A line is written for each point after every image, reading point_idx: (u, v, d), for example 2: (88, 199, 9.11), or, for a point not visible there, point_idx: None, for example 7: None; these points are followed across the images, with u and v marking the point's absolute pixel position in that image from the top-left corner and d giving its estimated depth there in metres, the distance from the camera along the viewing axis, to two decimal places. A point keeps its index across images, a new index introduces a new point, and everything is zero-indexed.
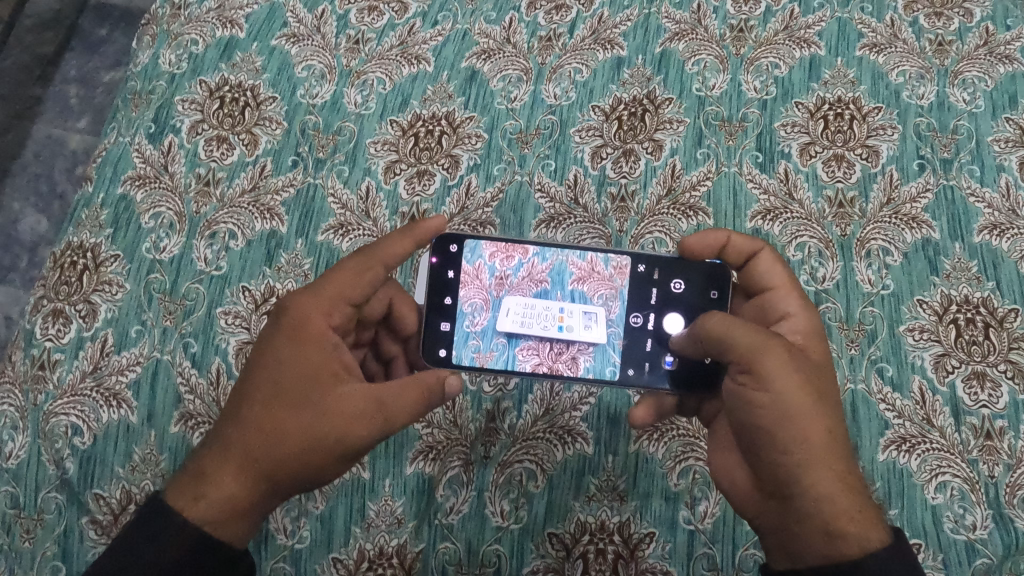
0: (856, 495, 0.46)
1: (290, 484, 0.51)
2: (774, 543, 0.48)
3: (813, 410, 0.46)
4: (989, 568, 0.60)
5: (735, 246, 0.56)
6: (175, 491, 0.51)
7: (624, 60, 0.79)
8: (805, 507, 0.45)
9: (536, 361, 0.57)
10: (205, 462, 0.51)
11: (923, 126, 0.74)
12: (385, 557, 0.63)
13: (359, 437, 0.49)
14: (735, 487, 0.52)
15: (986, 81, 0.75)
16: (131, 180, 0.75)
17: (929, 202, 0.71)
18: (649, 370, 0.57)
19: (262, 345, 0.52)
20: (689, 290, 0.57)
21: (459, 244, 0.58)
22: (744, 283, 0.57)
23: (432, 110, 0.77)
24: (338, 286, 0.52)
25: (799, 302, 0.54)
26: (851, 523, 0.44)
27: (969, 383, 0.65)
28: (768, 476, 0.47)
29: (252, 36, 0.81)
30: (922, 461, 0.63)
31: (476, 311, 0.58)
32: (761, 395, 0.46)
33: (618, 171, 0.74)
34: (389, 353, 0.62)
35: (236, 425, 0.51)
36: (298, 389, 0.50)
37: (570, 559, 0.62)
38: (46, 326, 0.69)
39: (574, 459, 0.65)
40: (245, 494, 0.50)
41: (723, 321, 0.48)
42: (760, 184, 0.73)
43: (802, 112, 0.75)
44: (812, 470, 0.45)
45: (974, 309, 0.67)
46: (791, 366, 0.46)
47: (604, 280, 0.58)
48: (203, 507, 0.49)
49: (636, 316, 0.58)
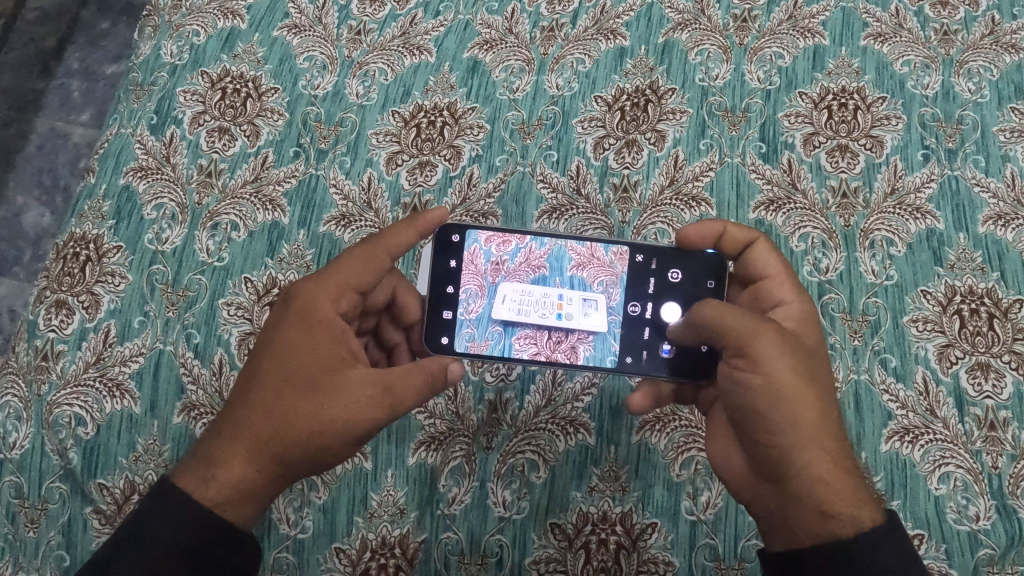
0: (850, 477, 0.45)
1: (300, 467, 0.50)
2: (770, 526, 0.48)
3: (804, 391, 0.46)
4: (992, 559, 0.60)
5: (731, 236, 0.56)
6: (182, 475, 0.49)
7: (626, 51, 0.79)
8: (798, 488, 0.45)
9: (534, 349, 0.57)
10: (213, 446, 0.50)
11: (928, 116, 0.73)
12: (387, 547, 0.63)
13: (367, 420, 0.49)
14: (734, 472, 0.51)
15: (991, 70, 0.74)
16: (134, 172, 0.75)
17: (934, 192, 0.71)
18: (648, 357, 0.57)
19: (269, 329, 0.52)
20: (687, 279, 0.57)
21: (462, 234, 0.57)
22: (739, 272, 0.57)
23: (434, 101, 0.77)
24: (347, 273, 0.52)
25: (794, 290, 0.54)
26: (844, 504, 0.44)
27: (973, 374, 0.65)
28: (762, 458, 0.47)
29: (254, 27, 0.81)
30: (925, 452, 0.63)
31: (471, 298, 0.57)
32: (753, 377, 0.46)
33: (620, 162, 0.74)
34: (391, 342, 0.62)
35: (247, 408, 0.50)
36: (308, 372, 0.50)
37: (572, 549, 0.62)
38: (49, 317, 0.69)
39: (576, 449, 0.65)
40: (256, 476, 0.49)
41: (716, 306, 0.49)
42: (763, 174, 0.73)
43: (806, 102, 0.75)
44: (804, 450, 0.45)
45: (978, 300, 0.67)
46: (782, 348, 0.46)
47: (604, 267, 0.58)
48: (213, 489, 0.48)
49: (634, 304, 0.57)
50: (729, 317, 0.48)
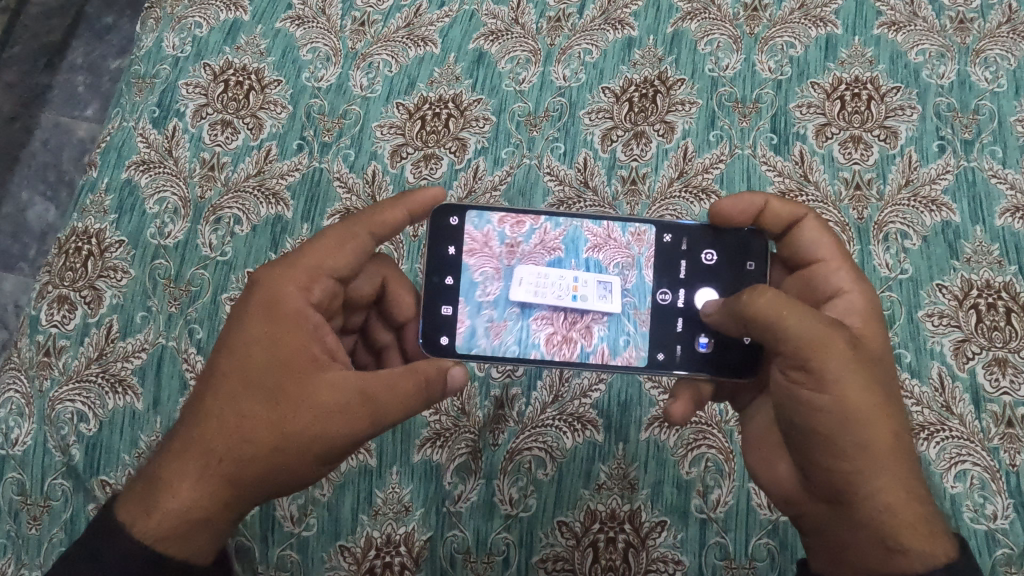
0: (921, 506, 0.44)
1: (260, 489, 0.48)
2: (820, 545, 0.48)
3: (875, 412, 0.44)
4: (1011, 559, 0.59)
5: (773, 211, 0.53)
6: (124, 506, 0.47)
7: (635, 41, 0.77)
8: (863, 516, 0.44)
9: (550, 330, 0.55)
10: (159, 470, 0.47)
11: (943, 106, 0.72)
12: (392, 545, 0.62)
13: (342, 431, 0.48)
14: (782, 485, 0.50)
15: (1009, 59, 0.73)
16: (136, 165, 0.74)
17: (950, 184, 0.69)
18: (682, 352, 0.55)
19: (228, 330, 0.49)
20: (721, 262, 0.56)
21: (460, 217, 0.56)
22: (785, 253, 0.55)
23: (439, 93, 0.76)
24: (319, 257, 0.51)
25: (851, 276, 0.52)
26: (916, 537, 0.43)
27: (990, 369, 0.63)
28: (821, 479, 0.46)
29: (257, 18, 0.80)
30: (941, 449, 0.61)
31: (488, 280, 0.56)
32: (818, 395, 0.44)
33: (629, 154, 0.73)
34: (380, 343, 0.61)
35: (199, 423, 0.47)
36: (271, 378, 0.48)
37: (580, 548, 0.61)
38: (51, 312, 0.68)
39: (583, 446, 0.64)
40: (207, 499, 0.46)
41: (777, 301, 0.44)
42: (774, 166, 0.71)
43: (819, 92, 0.73)
44: (875, 477, 0.44)
45: (996, 294, 0.65)
46: (852, 364, 0.44)
47: (621, 248, 0.56)
48: (155, 521, 0.45)
49: (663, 293, 0.56)
50: (792, 320, 0.44)
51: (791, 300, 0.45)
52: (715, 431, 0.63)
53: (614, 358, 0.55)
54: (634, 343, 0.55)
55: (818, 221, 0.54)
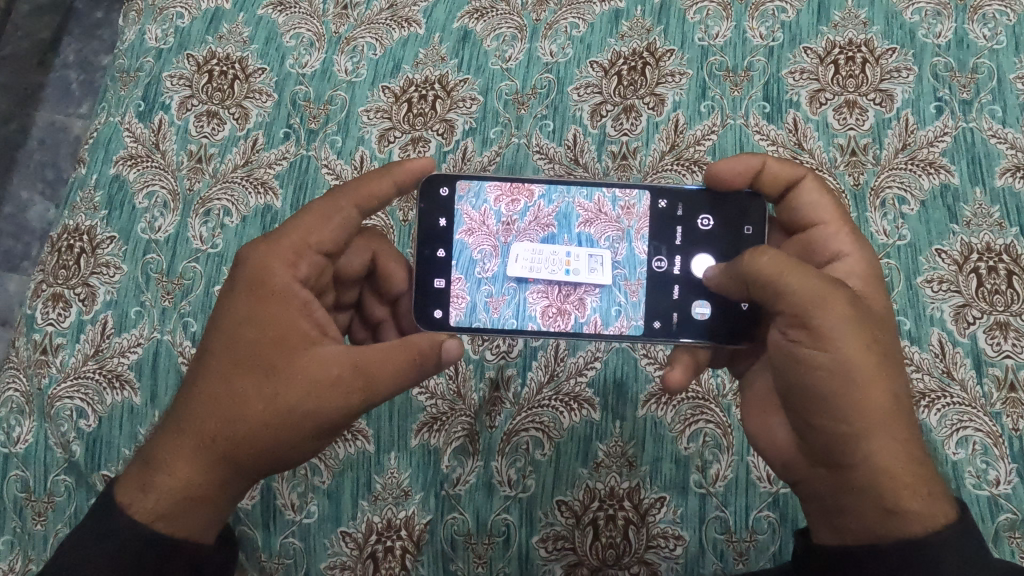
0: (920, 468, 0.44)
1: (258, 463, 0.48)
2: (819, 511, 0.47)
3: (879, 374, 0.43)
4: (1014, 524, 0.58)
5: (771, 172, 0.52)
6: (123, 485, 0.48)
7: (622, 13, 0.76)
8: (861, 479, 0.44)
9: (545, 303, 0.55)
10: (156, 450, 0.48)
11: (940, 66, 0.70)
12: (393, 529, 0.62)
13: (332, 407, 0.47)
14: (780, 450, 0.50)
15: (1008, 14, 0.71)
16: (123, 161, 0.74)
17: (948, 145, 0.67)
18: (679, 319, 0.54)
19: (220, 309, 0.49)
20: (719, 227, 0.54)
21: (451, 187, 0.55)
22: (784, 217, 0.54)
23: (424, 74, 0.75)
24: (305, 230, 0.50)
25: (852, 240, 0.51)
26: (913, 498, 0.43)
27: (992, 333, 0.62)
28: (820, 445, 0.45)
29: (239, 6, 0.79)
30: (942, 416, 0.60)
31: (486, 257, 0.55)
32: (821, 356, 0.43)
33: (618, 129, 0.72)
34: (377, 317, 0.61)
35: (193, 403, 0.48)
36: (261, 354, 0.47)
37: (580, 526, 0.61)
38: (46, 311, 0.69)
39: (580, 425, 0.63)
40: (203, 479, 0.47)
41: (779, 260, 0.44)
42: (768, 135, 0.70)
43: (812, 57, 0.72)
44: (875, 440, 0.43)
45: (997, 257, 0.64)
46: (855, 325, 0.43)
47: (612, 221, 0.55)
48: (152, 499, 0.47)
49: (659, 260, 0.55)
50: (794, 278, 0.43)
51: (792, 258, 0.44)
52: (713, 406, 0.63)
53: (605, 326, 0.55)
54: (627, 313, 0.55)
55: (819, 181, 0.53)
